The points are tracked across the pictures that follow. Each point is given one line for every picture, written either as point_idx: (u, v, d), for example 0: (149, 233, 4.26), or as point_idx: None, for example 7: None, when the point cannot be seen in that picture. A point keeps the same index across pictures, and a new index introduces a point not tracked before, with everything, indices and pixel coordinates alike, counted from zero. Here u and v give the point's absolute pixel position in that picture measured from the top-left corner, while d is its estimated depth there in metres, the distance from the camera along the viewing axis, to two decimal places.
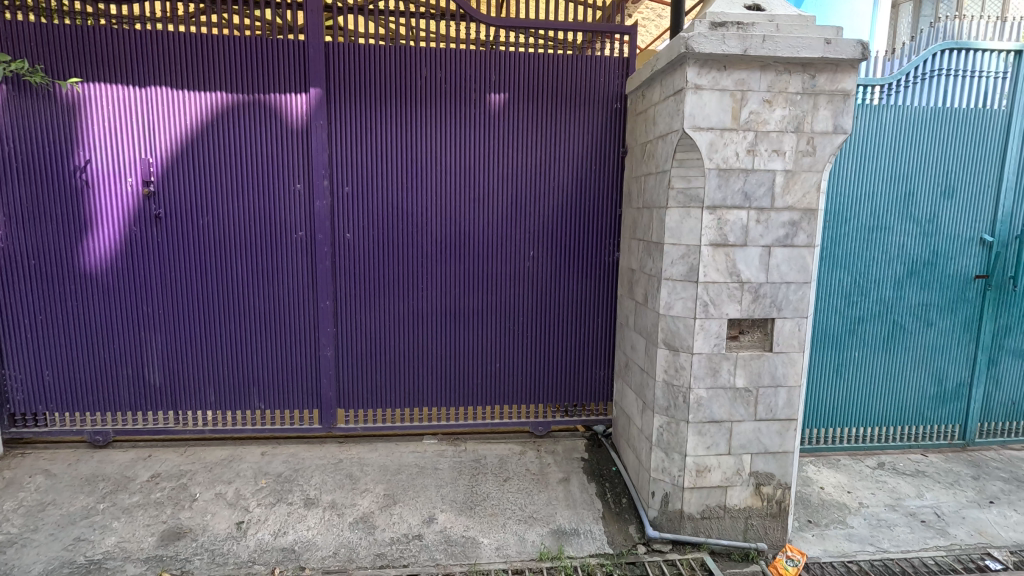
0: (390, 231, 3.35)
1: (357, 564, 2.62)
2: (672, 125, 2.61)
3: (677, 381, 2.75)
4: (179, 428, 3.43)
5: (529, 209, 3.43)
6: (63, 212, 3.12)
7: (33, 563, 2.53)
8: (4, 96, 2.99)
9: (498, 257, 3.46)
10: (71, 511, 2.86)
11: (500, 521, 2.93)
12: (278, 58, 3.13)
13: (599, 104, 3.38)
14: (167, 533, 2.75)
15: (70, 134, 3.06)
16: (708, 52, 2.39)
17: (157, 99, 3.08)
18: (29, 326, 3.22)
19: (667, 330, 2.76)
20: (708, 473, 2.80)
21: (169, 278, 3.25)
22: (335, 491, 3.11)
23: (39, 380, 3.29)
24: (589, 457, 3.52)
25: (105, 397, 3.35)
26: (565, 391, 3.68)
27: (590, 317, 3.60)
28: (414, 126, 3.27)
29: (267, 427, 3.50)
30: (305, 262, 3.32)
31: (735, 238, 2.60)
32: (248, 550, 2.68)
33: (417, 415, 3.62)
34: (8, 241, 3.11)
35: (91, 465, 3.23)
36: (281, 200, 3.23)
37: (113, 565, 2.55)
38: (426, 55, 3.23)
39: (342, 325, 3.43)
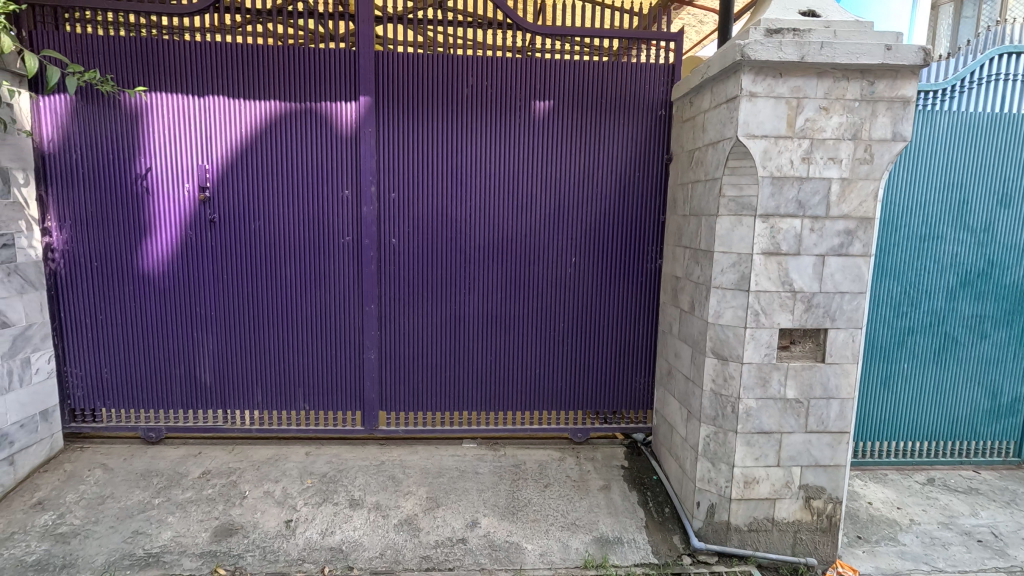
0: (434, 236, 3.40)
1: (404, 566, 2.64)
2: (724, 133, 2.59)
3: (726, 391, 2.72)
4: (227, 426, 3.53)
5: (572, 216, 3.44)
6: (124, 215, 3.24)
7: (95, 554, 2.63)
8: (73, 106, 3.13)
9: (541, 263, 3.48)
10: (128, 505, 2.97)
11: (543, 527, 2.93)
12: (331, 68, 3.21)
13: (644, 111, 3.38)
14: (220, 529, 2.83)
15: (133, 141, 3.18)
16: (764, 60, 2.37)
17: (214, 108, 3.19)
18: (90, 325, 3.36)
19: (715, 339, 2.74)
20: (756, 485, 2.76)
21: (221, 280, 3.34)
22: (379, 493, 3.16)
23: (98, 377, 3.43)
24: (628, 465, 3.50)
25: (158, 395, 3.47)
26: (604, 398, 3.67)
27: (631, 325, 3.59)
28: (460, 133, 3.32)
29: (311, 427, 3.57)
30: (351, 266, 3.38)
31: (788, 246, 2.56)
32: (297, 548, 2.73)
33: (457, 419, 3.65)
34: (74, 244, 3.25)
35: (144, 461, 3.34)
36: (330, 205, 3.31)
37: (170, 559, 2.63)
38: (473, 64, 3.28)
39: (386, 329, 3.48)
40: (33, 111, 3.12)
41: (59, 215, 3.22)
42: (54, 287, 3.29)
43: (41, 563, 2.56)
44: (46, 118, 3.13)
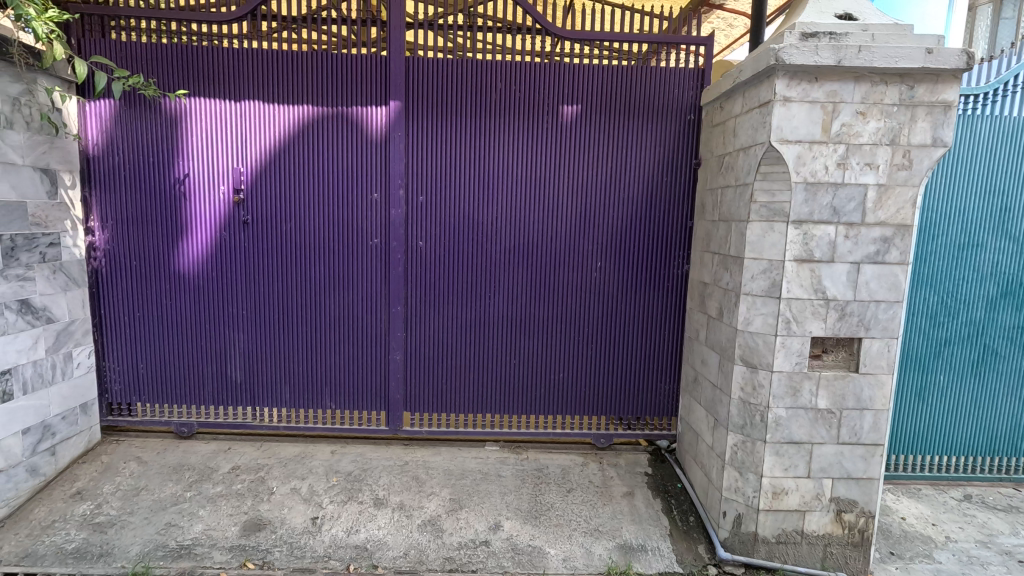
0: (461, 239, 3.42)
1: (427, 567, 2.66)
2: (756, 138, 2.56)
3: (755, 400, 2.68)
4: (256, 423, 3.60)
5: (598, 220, 3.43)
6: (162, 217, 3.35)
7: (130, 545, 2.71)
8: (116, 110, 3.25)
9: (566, 268, 3.47)
10: (162, 497, 3.05)
11: (566, 532, 2.92)
12: (363, 73, 3.28)
13: (673, 115, 3.36)
14: (249, 523, 2.89)
15: (172, 145, 3.29)
16: (799, 64, 2.34)
17: (250, 112, 3.27)
18: (128, 322, 3.47)
19: (744, 346, 2.70)
20: (785, 496, 2.70)
21: (253, 280, 3.42)
22: (403, 493, 3.19)
23: (134, 373, 3.53)
24: (652, 472, 3.47)
25: (190, 391, 3.56)
26: (628, 404, 3.64)
27: (657, 330, 3.56)
28: (488, 137, 3.34)
29: (337, 426, 3.62)
30: (379, 268, 3.43)
31: (821, 253, 2.51)
32: (323, 545, 2.77)
33: (480, 422, 3.67)
34: (115, 243, 3.37)
35: (177, 455, 3.43)
36: (360, 207, 3.37)
37: (201, 551, 2.69)
38: (502, 69, 3.30)
39: (412, 330, 3.52)
40: (79, 116, 3.25)
41: (101, 216, 3.34)
42: (95, 285, 3.41)
43: (79, 551, 2.66)
44: (92, 122, 3.26)
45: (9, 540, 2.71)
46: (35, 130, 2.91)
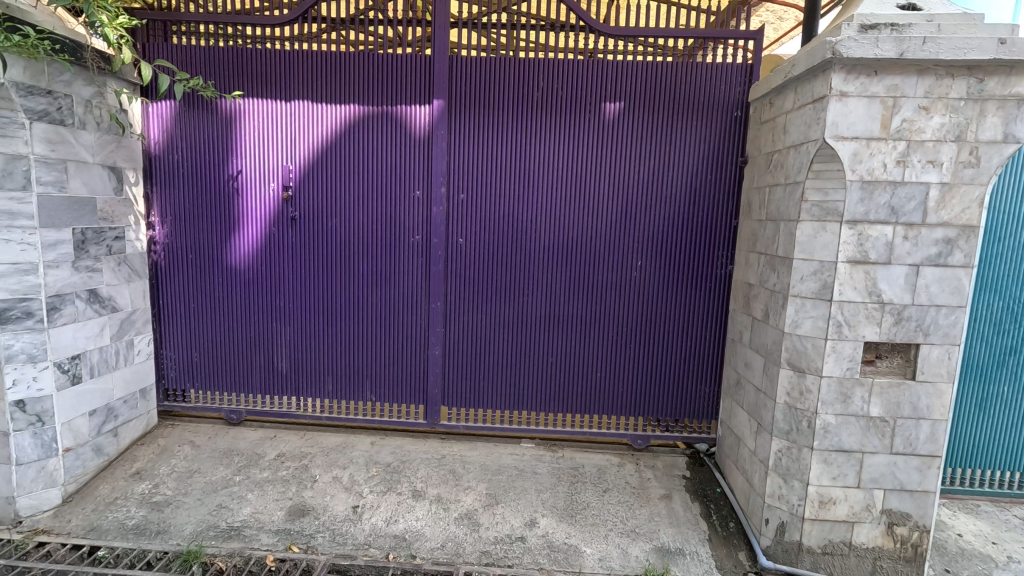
0: (500, 236, 3.45)
1: (464, 559, 2.70)
2: (809, 135, 2.47)
3: (801, 405, 2.60)
4: (300, 412, 3.72)
5: (639, 219, 3.39)
6: (216, 212, 3.50)
7: (185, 524, 2.85)
8: (176, 111, 3.42)
9: (606, 266, 3.45)
10: (213, 480, 3.20)
11: (602, 532, 2.91)
12: (407, 73, 3.34)
13: (719, 112, 3.28)
14: (294, 509, 3.00)
15: (227, 143, 3.43)
16: (858, 57, 2.25)
17: (299, 112, 3.39)
18: (184, 312, 3.64)
19: (792, 350, 2.62)
20: (833, 506, 2.61)
21: (300, 274, 3.54)
22: (440, 486, 3.24)
23: (188, 361, 3.71)
24: (690, 475, 3.41)
25: (240, 380, 3.71)
26: (666, 405, 3.59)
27: (697, 332, 3.49)
28: (530, 135, 3.35)
29: (376, 418, 3.71)
30: (419, 264, 3.49)
31: (877, 255, 2.41)
32: (363, 533, 2.85)
33: (516, 419, 3.69)
34: (173, 237, 3.55)
35: (226, 441, 3.59)
36: (402, 205, 3.43)
37: (250, 533, 2.81)
38: (544, 67, 3.30)
39: (450, 326, 3.57)
40: (143, 116, 3.43)
41: (161, 211, 3.52)
42: (155, 277, 3.60)
43: (139, 528, 2.82)
44: (154, 122, 3.44)
45: (77, 514, 2.90)
46: (104, 130, 3.10)
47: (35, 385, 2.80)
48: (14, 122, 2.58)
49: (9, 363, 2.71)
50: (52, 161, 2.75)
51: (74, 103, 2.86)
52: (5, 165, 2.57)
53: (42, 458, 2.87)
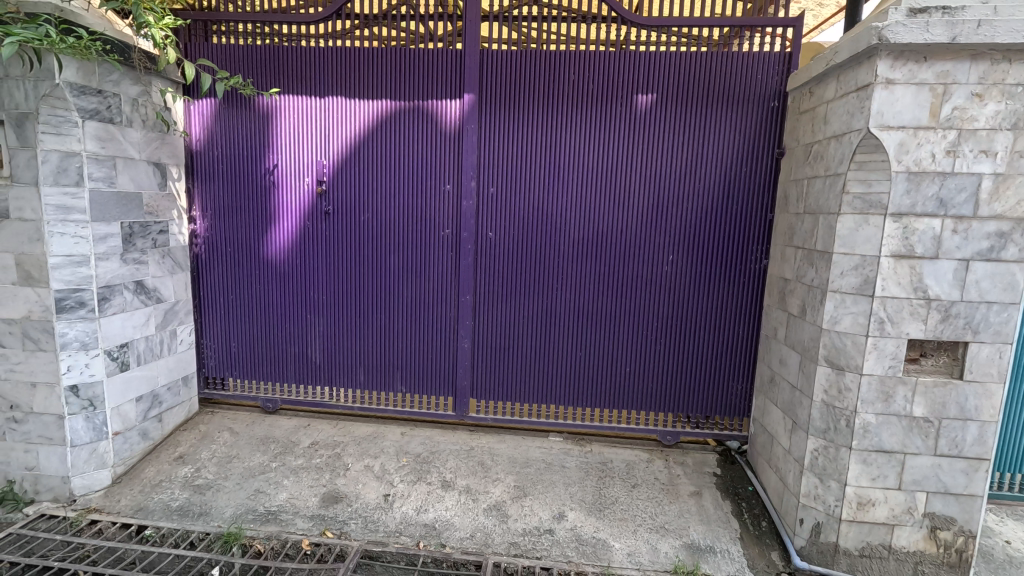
0: (530, 230, 3.45)
1: (493, 550, 2.73)
2: (852, 125, 2.39)
3: (840, 403, 2.52)
4: (332, 402, 3.82)
5: (671, 213, 3.34)
6: (254, 206, 3.60)
7: (225, 507, 2.97)
8: (216, 108, 3.53)
9: (636, 261, 3.42)
10: (251, 465, 3.32)
11: (631, 527, 2.89)
12: (439, 68, 3.36)
13: (755, 103, 3.20)
14: (328, 495, 3.08)
15: (264, 140, 3.52)
16: (906, 43, 2.16)
17: (333, 107, 3.45)
18: (223, 303, 3.77)
19: (830, 347, 2.54)
20: (872, 508, 2.54)
21: (333, 267, 3.62)
22: (469, 477, 3.28)
23: (227, 351, 3.84)
24: (721, 473, 3.36)
25: (275, 370, 3.82)
26: (696, 401, 3.54)
27: (730, 328, 3.43)
28: (560, 128, 3.33)
29: (406, 409, 3.77)
30: (449, 258, 3.53)
31: (924, 249, 2.32)
32: (394, 521, 2.91)
33: (544, 412, 3.69)
34: (213, 231, 3.67)
35: (263, 428, 3.70)
36: (433, 199, 3.47)
37: (286, 517, 2.91)
38: (575, 59, 3.27)
39: (479, 319, 3.60)
40: (185, 114, 3.55)
41: (202, 206, 3.64)
42: (196, 269, 3.73)
43: (183, 509, 2.95)
44: (195, 120, 3.55)
45: (126, 494, 3.05)
46: (150, 127, 3.22)
47: (87, 371, 2.95)
48: (68, 121, 2.71)
49: (64, 350, 2.86)
50: (102, 158, 2.88)
51: (122, 102, 2.98)
52: (61, 162, 2.71)
53: (93, 441, 3.02)
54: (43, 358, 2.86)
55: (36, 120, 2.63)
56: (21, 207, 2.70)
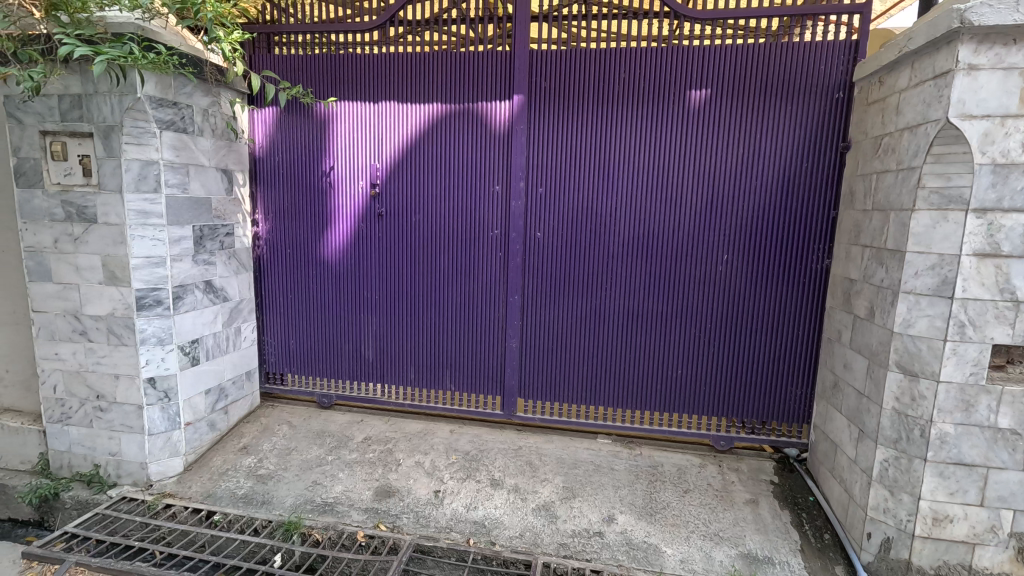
0: (579, 230, 3.43)
1: (542, 550, 2.74)
2: (928, 114, 2.24)
3: (913, 412, 2.37)
4: (384, 399, 3.92)
5: (726, 211, 3.24)
6: (311, 209, 3.75)
7: (285, 497, 3.11)
8: (278, 116, 3.70)
9: (688, 261, 3.33)
10: (309, 458, 3.46)
11: (683, 533, 2.83)
12: (489, 70, 3.40)
13: (817, 95, 3.05)
14: (381, 489, 3.17)
15: (321, 145, 3.67)
16: (992, 25, 2.01)
17: (386, 112, 3.55)
18: (282, 302, 3.94)
19: (902, 351, 2.39)
20: (950, 524, 2.37)
21: (385, 267, 3.72)
22: (517, 476, 3.29)
23: (286, 348, 4.01)
24: (779, 481, 3.22)
25: (330, 366, 3.97)
26: (752, 406, 3.42)
27: (789, 331, 3.29)
28: (610, 126, 3.29)
29: (455, 407, 3.83)
30: (498, 258, 3.56)
31: (1011, 247, 2.15)
32: (445, 517, 2.96)
33: (592, 414, 3.66)
34: (274, 233, 3.85)
35: (318, 423, 3.85)
36: (482, 200, 3.51)
37: (342, 509, 3.01)
38: (627, 56, 3.23)
39: (527, 319, 3.61)
40: (249, 122, 3.74)
41: (264, 209, 3.83)
42: (258, 269, 3.92)
43: (247, 497, 3.11)
44: (258, 127, 3.74)
45: (196, 481, 3.25)
46: (219, 136, 3.42)
47: (163, 364, 3.16)
48: (148, 132, 2.91)
49: (143, 344, 3.08)
50: (177, 165, 3.07)
51: (194, 113, 3.17)
52: (141, 170, 2.92)
53: (168, 430, 3.23)
54: (125, 352, 3.09)
55: (121, 131, 2.85)
56: (107, 212, 2.93)
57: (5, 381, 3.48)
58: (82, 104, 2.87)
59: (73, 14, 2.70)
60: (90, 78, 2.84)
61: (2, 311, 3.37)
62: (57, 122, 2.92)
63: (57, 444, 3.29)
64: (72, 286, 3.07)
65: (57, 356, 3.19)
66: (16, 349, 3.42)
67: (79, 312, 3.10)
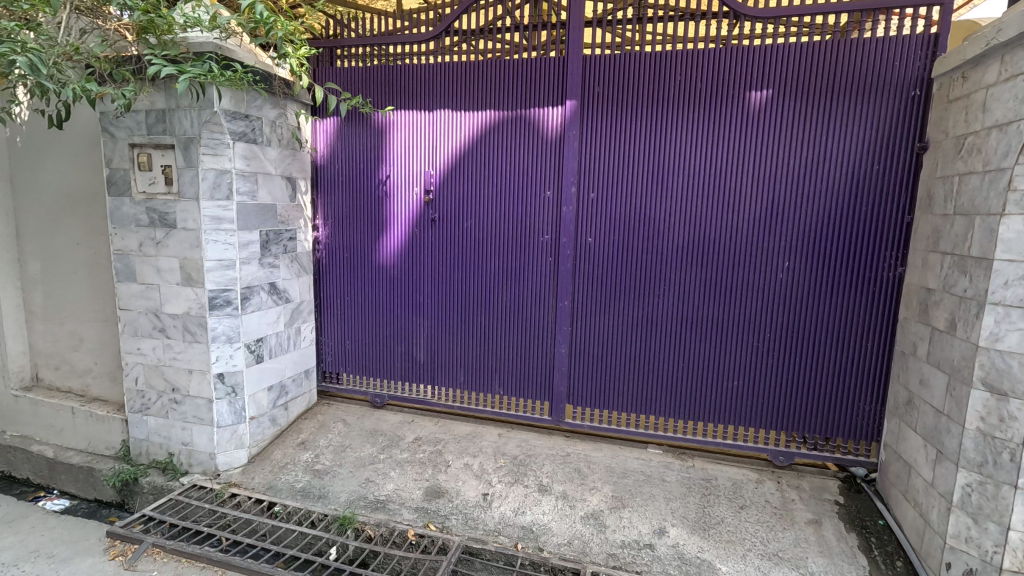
0: (631, 235, 3.38)
1: (591, 559, 2.71)
2: (1022, 111, 2.07)
3: (1001, 434, 2.17)
4: (434, 400, 3.99)
5: (788, 215, 3.11)
6: (368, 215, 3.89)
7: (340, 492, 3.22)
8: (340, 126, 3.86)
9: (747, 267, 3.21)
10: (362, 455, 3.57)
11: (739, 551, 2.72)
12: (542, 76, 3.42)
13: (892, 92, 2.88)
14: (431, 490, 3.23)
15: (378, 153, 3.80)
16: None
17: (441, 120, 3.64)
18: (339, 304, 4.09)
19: (988, 367, 2.21)
20: None
21: (437, 272, 3.80)
22: (565, 483, 3.26)
23: (342, 348, 4.16)
24: (844, 502, 3.04)
25: (384, 367, 4.09)
26: (815, 421, 3.25)
27: (857, 342, 3.11)
28: (665, 130, 3.23)
29: (504, 411, 3.85)
30: (548, 263, 3.56)
31: None
32: (493, 520, 2.98)
33: (642, 423, 3.58)
34: (333, 238, 4.01)
35: (371, 422, 3.96)
36: (533, 205, 3.53)
37: (393, 507, 3.09)
38: (683, 58, 3.16)
39: (577, 325, 3.59)
40: (312, 133, 3.92)
41: (324, 215, 4.00)
42: (318, 272, 4.10)
43: (305, 491, 3.25)
44: (320, 137, 3.92)
45: (259, 473, 3.42)
46: (285, 146, 3.61)
47: (231, 361, 3.36)
48: (222, 143, 3.11)
49: (214, 342, 3.28)
50: (247, 174, 3.26)
51: (263, 125, 3.36)
52: (216, 179, 3.13)
53: (234, 424, 3.42)
54: (198, 349, 3.30)
55: (199, 143, 3.06)
56: (185, 218, 3.15)
57: (95, 372, 3.81)
58: (166, 119, 3.11)
59: (160, 36, 2.93)
60: (173, 94, 3.07)
61: (93, 308, 3.70)
62: (144, 135, 3.17)
63: (137, 433, 3.55)
64: (153, 286, 3.32)
65: (139, 351, 3.45)
66: (105, 343, 3.73)
67: (159, 310, 3.34)
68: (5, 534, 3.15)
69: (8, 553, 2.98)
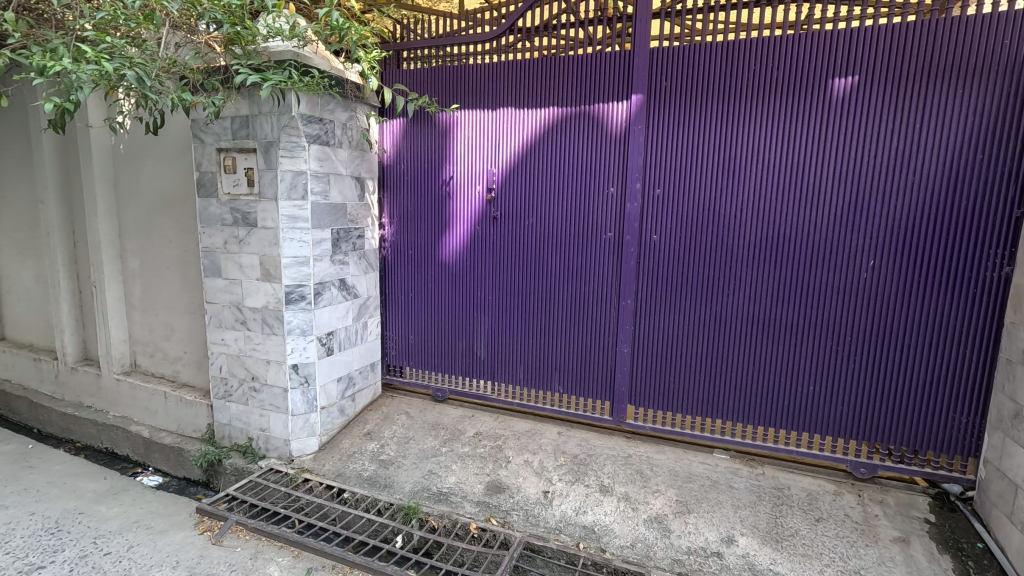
0: (699, 232, 3.26)
1: (656, 564, 2.66)
2: None
3: None
4: (494, 396, 4.03)
5: (874, 211, 2.90)
6: (431, 214, 3.98)
7: (404, 483, 3.33)
8: (405, 127, 3.97)
9: (826, 266, 3.02)
10: (425, 448, 3.66)
11: (816, 566, 2.58)
12: (607, 70, 3.36)
13: (1000, 74, 2.61)
14: (491, 485, 3.26)
15: (442, 153, 3.87)
16: None
17: (504, 118, 3.66)
18: (404, 298, 4.21)
19: None
20: None
21: (499, 269, 3.83)
22: (628, 485, 3.21)
23: (406, 343, 4.28)
24: (935, 521, 2.81)
25: (445, 362, 4.17)
26: (901, 432, 3.02)
27: (952, 348, 2.86)
28: (738, 122, 3.09)
29: (564, 409, 3.83)
30: (611, 261, 3.51)
31: None
32: (555, 518, 2.98)
33: (708, 427, 3.46)
34: (397, 236, 4.14)
35: (433, 415, 4.06)
36: (597, 201, 3.48)
37: (456, 500, 3.16)
38: (759, 46, 3.01)
39: (641, 324, 3.51)
40: (379, 133, 4.05)
41: (390, 214, 4.13)
42: (383, 268, 4.24)
43: (371, 479, 3.39)
44: (387, 138, 4.04)
45: (329, 460, 3.60)
46: (355, 147, 3.75)
47: (305, 353, 3.54)
48: (299, 146, 3.27)
49: (290, 335, 3.47)
50: (321, 175, 3.43)
51: (336, 128, 3.51)
52: (293, 179, 3.30)
53: (307, 412, 3.60)
54: (275, 341, 3.50)
55: (278, 147, 3.24)
56: (265, 217, 3.35)
57: (184, 360, 4.13)
58: (249, 124, 3.31)
59: (246, 47, 3.14)
60: (256, 101, 3.27)
61: (184, 301, 4.01)
62: (229, 140, 3.39)
63: (221, 417, 3.81)
64: (236, 281, 3.55)
65: (222, 341, 3.70)
66: (193, 334, 4.03)
67: (241, 304, 3.57)
68: (111, 504, 3.48)
69: (114, 521, 3.29)
